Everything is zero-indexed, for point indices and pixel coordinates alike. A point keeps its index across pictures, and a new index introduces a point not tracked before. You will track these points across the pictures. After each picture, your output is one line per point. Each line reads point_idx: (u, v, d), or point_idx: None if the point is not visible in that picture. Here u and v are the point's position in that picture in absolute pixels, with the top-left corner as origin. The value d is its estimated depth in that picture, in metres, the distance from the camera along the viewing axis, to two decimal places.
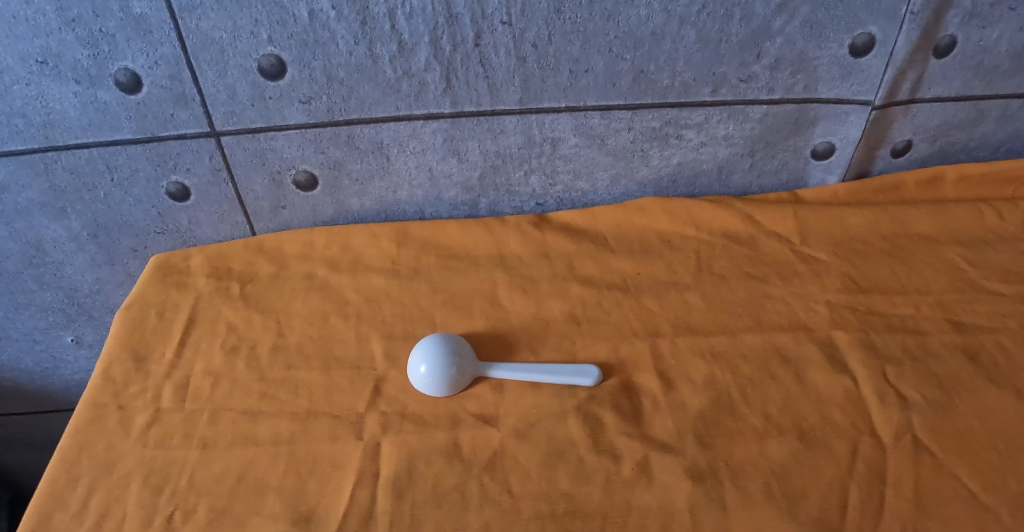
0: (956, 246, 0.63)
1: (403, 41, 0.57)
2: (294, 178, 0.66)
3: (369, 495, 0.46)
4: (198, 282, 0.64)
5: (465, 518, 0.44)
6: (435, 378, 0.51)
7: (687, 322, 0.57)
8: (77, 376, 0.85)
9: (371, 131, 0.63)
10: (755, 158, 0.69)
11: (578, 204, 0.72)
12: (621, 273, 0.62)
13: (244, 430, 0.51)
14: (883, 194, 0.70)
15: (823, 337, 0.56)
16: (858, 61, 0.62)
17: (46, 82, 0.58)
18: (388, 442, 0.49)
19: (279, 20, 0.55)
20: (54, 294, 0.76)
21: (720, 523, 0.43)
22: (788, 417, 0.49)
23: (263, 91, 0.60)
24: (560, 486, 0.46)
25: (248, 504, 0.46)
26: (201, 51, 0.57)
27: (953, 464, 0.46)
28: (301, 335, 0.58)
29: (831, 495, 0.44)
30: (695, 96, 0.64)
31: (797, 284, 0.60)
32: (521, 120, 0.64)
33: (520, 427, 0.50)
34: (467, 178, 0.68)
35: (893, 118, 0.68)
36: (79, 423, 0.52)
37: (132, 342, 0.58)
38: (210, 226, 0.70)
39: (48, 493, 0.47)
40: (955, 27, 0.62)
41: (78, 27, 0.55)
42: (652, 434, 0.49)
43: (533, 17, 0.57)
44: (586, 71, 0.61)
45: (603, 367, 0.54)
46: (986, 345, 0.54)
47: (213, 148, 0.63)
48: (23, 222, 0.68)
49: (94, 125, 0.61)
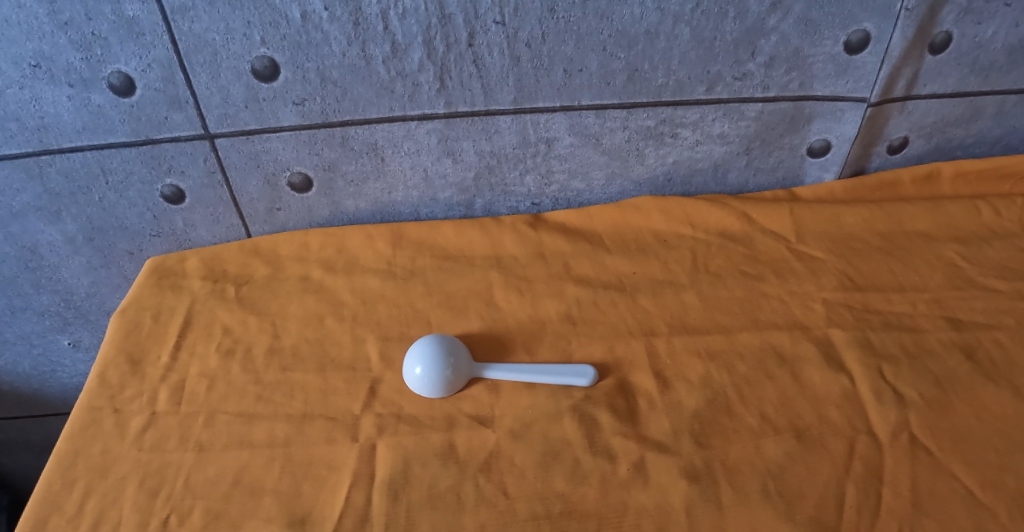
0: (953, 243, 0.63)
1: (396, 42, 0.57)
2: (289, 180, 0.66)
3: (365, 497, 0.46)
4: (194, 284, 0.64)
5: (461, 520, 0.44)
6: (430, 379, 0.51)
7: (683, 322, 0.57)
8: (75, 379, 0.85)
9: (365, 132, 0.63)
10: (751, 156, 0.69)
11: (574, 203, 0.72)
12: (617, 273, 0.62)
13: (239, 433, 0.50)
14: (880, 191, 0.69)
15: (820, 336, 0.56)
16: (853, 58, 0.62)
17: (39, 85, 0.58)
18: (383, 444, 0.49)
19: (271, 22, 0.55)
20: (50, 297, 0.76)
21: (716, 523, 0.43)
22: (784, 416, 0.49)
23: (256, 93, 0.60)
24: (556, 487, 0.46)
25: (243, 507, 0.46)
26: (194, 53, 0.57)
27: (951, 463, 0.46)
28: (297, 337, 0.58)
29: (827, 494, 0.44)
30: (689, 94, 0.63)
31: (794, 282, 0.60)
32: (516, 120, 0.63)
33: (515, 427, 0.50)
34: (462, 179, 0.68)
35: (889, 115, 0.67)
36: (75, 426, 0.51)
37: (128, 345, 0.58)
38: (206, 228, 0.70)
39: (43, 497, 0.47)
40: (950, 22, 0.61)
41: (70, 30, 0.55)
42: (647, 434, 0.49)
43: (527, 17, 0.57)
44: (580, 70, 0.61)
45: (599, 367, 0.54)
46: (983, 342, 0.54)
47: (207, 151, 0.63)
48: (19, 227, 0.68)
49: (88, 129, 0.61)
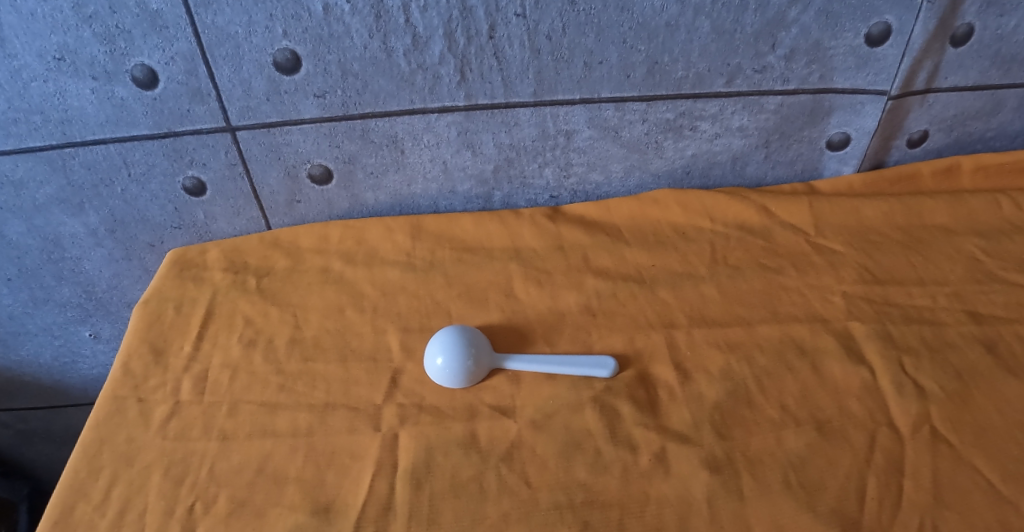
0: (973, 237, 0.63)
1: (417, 35, 0.57)
2: (309, 172, 0.67)
3: (388, 485, 0.46)
4: (214, 276, 0.64)
5: (484, 508, 0.44)
6: (452, 370, 0.52)
7: (703, 314, 0.57)
8: (95, 371, 0.86)
9: (385, 125, 0.63)
10: (770, 149, 0.69)
11: (592, 197, 0.72)
12: (636, 265, 0.62)
13: (262, 422, 0.51)
14: (900, 185, 0.69)
15: (840, 329, 0.55)
16: (874, 51, 0.62)
17: (64, 78, 0.59)
18: (405, 433, 0.49)
19: (294, 15, 0.56)
20: (72, 289, 0.77)
21: (737, 514, 0.43)
22: (805, 408, 0.49)
23: (278, 85, 0.60)
24: (578, 477, 0.46)
25: (268, 496, 0.46)
26: (217, 46, 0.57)
27: (972, 456, 0.46)
28: (318, 328, 0.58)
29: (849, 485, 0.44)
30: (709, 87, 0.63)
31: (813, 275, 0.60)
32: (535, 112, 0.64)
33: (537, 418, 0.50)
34: (481, 171, 0.68)
35: (909, 107, 0.67)
36: (100, 416, 0.52)
37: (151, 336, 0.59)
38: (226, 220, 0.71)
39: (70, 485, 0.47)
40: (972, 14, 0.61)
41: (94, 23, 0.55)
42: (669, 425, 0.49)
43: (547, 9, 0.57)
44: (600, 63, 0.61)
45: (620, 358, 0.54)
46: (1005, 336, 0.54)
47: (228, 143, 0.64)
48: (42, 219, 0.69)
49: (112, 121, 0.62)
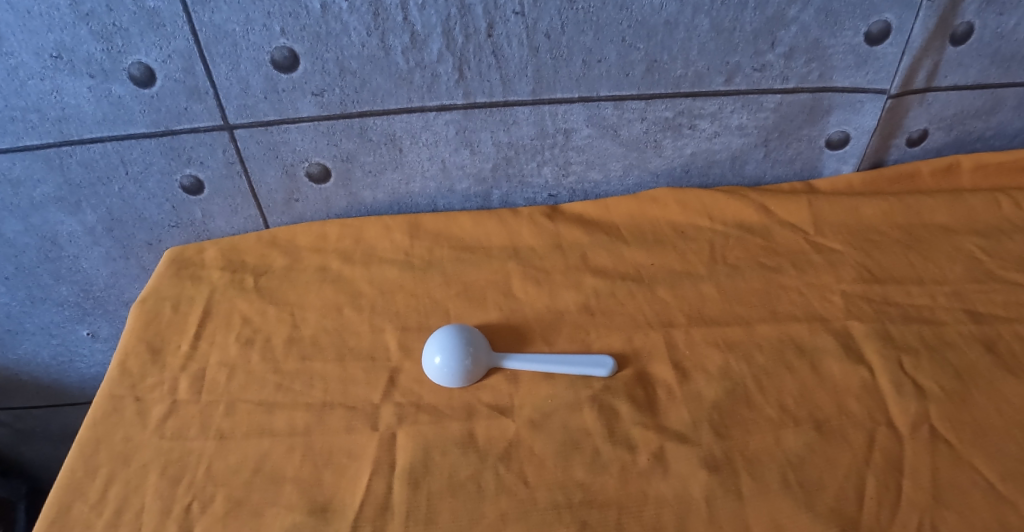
0: (972, 236, 0.63)
1: (416, 32, 0.57)
2: (307, 170, 0.67)
3: (385, 485, 0.46)
4: (212, 274, 0.64)
5: (481, 508, 0.44)
6: (450, 369, 0.51)
7: (702, 313, 0.57)
8: (93, 370, 0.86)
9: (383, 123, 0.63)
10: (769, 147, 0.69)
11: (591, 195, 0.72)
12: (635, 264, 0.62)
13: (260, 422, 0.51)
14: (899, 184, 0.69)
15: (839, 328, 0.55)
16: (874, 49, 0.62)
17: (61, 77, 0.58)
18: (403, 433, 0.49)
19: (291, 13, 0.55)
20: (69, 288, 0.76)
21: (736, 513, 0.43)
22: (804, 407, 0.49)
23: (275, 83, 0.60)
24: (576, 476, 0.46)
25: (265, 495, 0.46)
26: (215, 44, 0.57)
27: (972, 455, 0.45)
28: (315, 327, 0.58)
29: (848, 484, 0.44)
30: (708, 85, 0.63)
31: (812, 274, 0.60)
32: (534, 111, 0.63)
33: (535, 418, 0.50)
34: (479, 170, 0.68)
35: (909, 106, 0.67)
36: (97, 415, 0.52)
37: (149, 335, 0.58)
38: (223, 219, 0.71)
39: (67, 484, 0.47)
40: (972, 13, 0.61)
41: (91, 21, 0.55)
42: (667, 424, 0.49)
43: (546, 8, 0.57)
44: (599, 61, 0.61)
45: (618, 358, 0.54)
46: (1004, 335, 0.54)
47: (226, 141, 0.64)
48: (39, 217, 0.69)
49: (109, 119, 0.62)
